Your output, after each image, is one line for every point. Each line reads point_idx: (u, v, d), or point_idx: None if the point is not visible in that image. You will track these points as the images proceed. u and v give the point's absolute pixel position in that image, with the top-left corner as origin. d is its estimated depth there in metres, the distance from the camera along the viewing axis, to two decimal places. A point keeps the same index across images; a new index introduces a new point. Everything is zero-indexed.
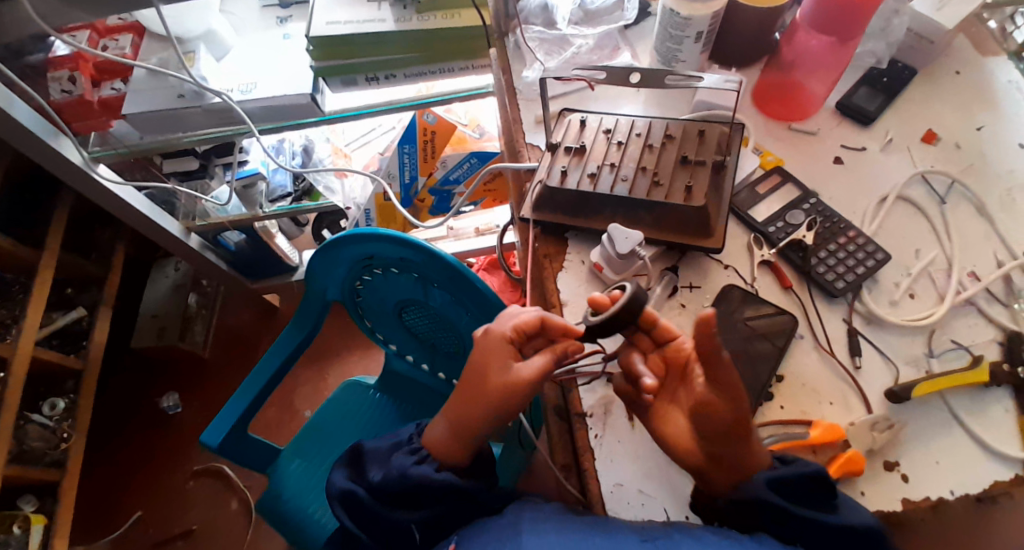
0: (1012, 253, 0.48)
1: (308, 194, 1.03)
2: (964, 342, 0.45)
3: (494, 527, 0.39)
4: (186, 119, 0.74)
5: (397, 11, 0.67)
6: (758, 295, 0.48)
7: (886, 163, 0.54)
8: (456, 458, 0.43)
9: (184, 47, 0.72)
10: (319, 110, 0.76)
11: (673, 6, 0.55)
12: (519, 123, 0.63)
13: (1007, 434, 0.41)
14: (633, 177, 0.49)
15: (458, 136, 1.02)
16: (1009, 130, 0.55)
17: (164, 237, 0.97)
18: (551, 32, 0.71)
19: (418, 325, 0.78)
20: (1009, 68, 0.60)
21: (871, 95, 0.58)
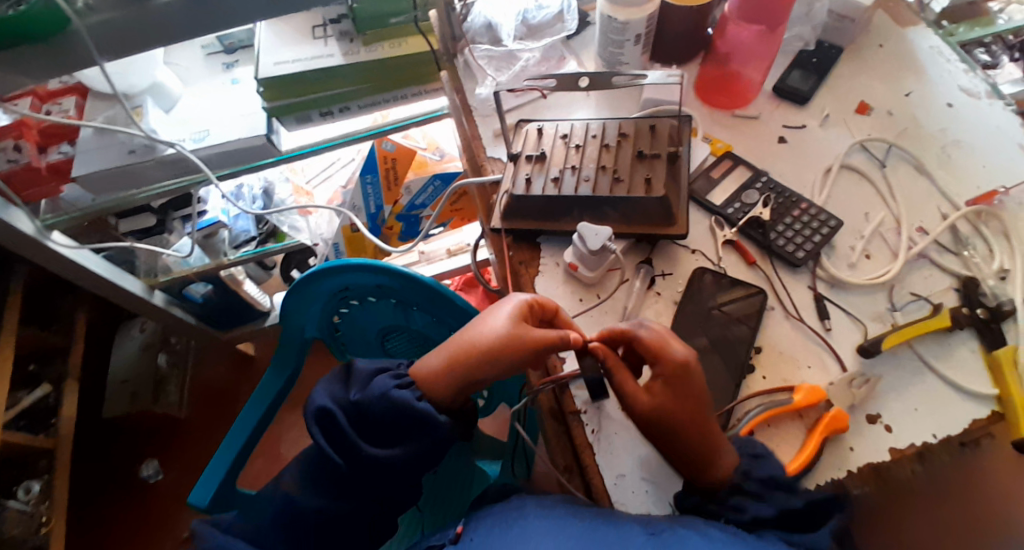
0: (954, 205, 0.52)
1: (273, 235, 1.02)
2: (923, 293, 0.48)
3: (498, 512, 0.40)
4: (141, 175, 0.73)
5: (344, 45, 0.68)
6: (727, 274, 0.50)
7: (826, 138, 0.58)
8: (429, 383, 0.43)
9: (131, 103, 0.72)
10: (276, 150, 0.76)
11: (609, 13, 0.58)
12: (478, 139, 0.64)
13: (975, 373, 0.44)
14: (595, 177, 0.51)
15: (418, 159, 1.03)
16: (936, 92, 0.59)
17: (127, 298, 0.94)
18: (498, 48, 0.73)
19: (400, 349, 0.83)
20: (929, 35, 0.64)
21: (804, 77, 0.61)
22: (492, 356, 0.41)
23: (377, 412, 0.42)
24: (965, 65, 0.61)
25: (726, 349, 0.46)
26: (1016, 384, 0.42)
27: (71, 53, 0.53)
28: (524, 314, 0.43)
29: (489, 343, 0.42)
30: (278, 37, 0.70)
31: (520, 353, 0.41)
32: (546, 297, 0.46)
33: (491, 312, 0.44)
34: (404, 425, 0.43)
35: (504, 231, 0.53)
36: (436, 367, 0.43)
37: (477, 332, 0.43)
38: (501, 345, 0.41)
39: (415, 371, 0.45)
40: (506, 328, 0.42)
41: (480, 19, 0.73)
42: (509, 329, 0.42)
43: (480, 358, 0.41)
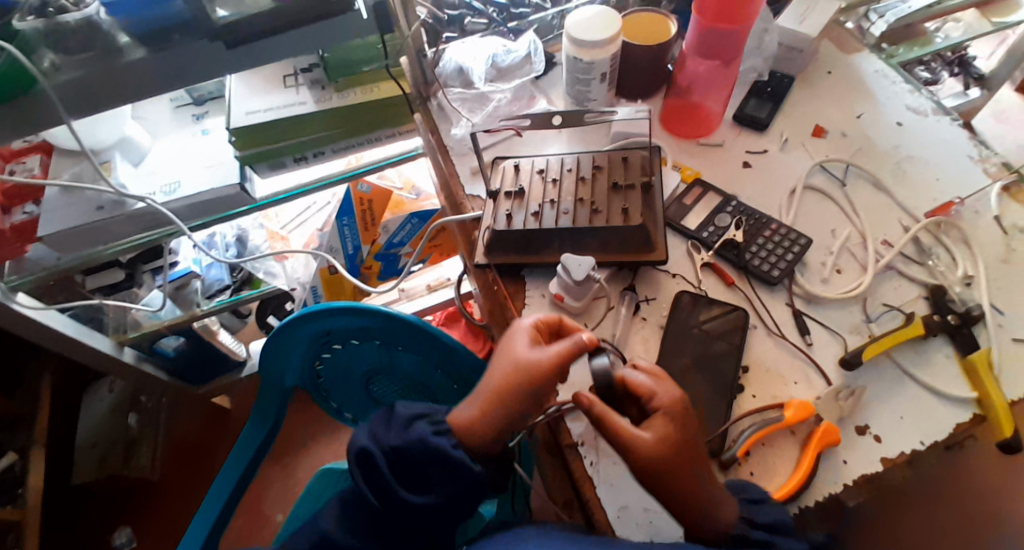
0: (913, 218, 0.55)
1: (248, 282, 1.00)
2: (895, 303, 0.50)
3: (499, 543, 0.40)
4: (110, 231, 0.72)
5: (315, 92, 0.69)
6: (707, 296, 0.51)
7: (788, 160, 0.61)
8: (465, 432, 0.41)
9: (98, 158, 0.71)
10: (251, 197, 0.75)
11: (574, 54, 0.60)
12: (456, 177, 0.65)
13: (953, 377, 0.46)
14: (573, 210, 0.52)
15: (395, 199, 1.04)
16: (884, 113, 0.63)
17: (95, 357, 0.91)
18: (470, 91, 0.73)
19: (386, 393, 0.81)
20: (873, 60, 0.69)
21: (761, 105, 0.65)
22: (518, 386, 0.40)
23: (414, 457, 0.42)
24: (909, 86, 0.66)
25: (715, 370, 0.47)
26: (993, 386, 0.44)
27: (38, 111, 0.54)
28: (533, 338, 0.43)
29: (508, 374, 0.41)
30: (248, 88, 0.70)
31: (545, 378, 0.40)
32: (546, 314, 0.45)
33: (502, 346, 0.43)
34: (441, 472, 0.42)
35: (491, 266, 0.54)
36: (467, 415, 0.42)
37: (494, 369, 0.42)
38: (522, 374, 0.40)
39: (450, 422, 0.43)
40: (521, 357, 0.41)
41: (450, 64, 0.73)
42: (526, 357, 0.41)
43: (509, 393, 0.40)
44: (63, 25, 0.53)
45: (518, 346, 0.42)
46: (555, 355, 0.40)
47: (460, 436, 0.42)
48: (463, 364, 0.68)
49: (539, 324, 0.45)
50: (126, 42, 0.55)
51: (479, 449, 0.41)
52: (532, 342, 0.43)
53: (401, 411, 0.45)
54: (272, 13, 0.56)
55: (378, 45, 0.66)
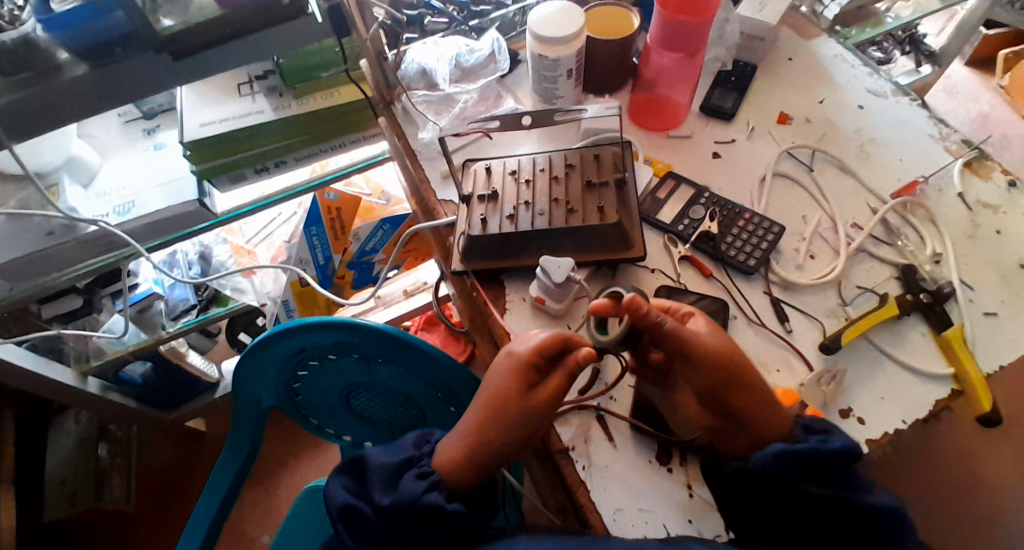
0: (880, 199, 0.56)
1: (215, 300, 0.98)
2: (868, 285, 0.51)
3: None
4: (62, 257, 0.68)
5: (273, 101, 0.66)
6: (686, 289, 0.52)
7: (756, 149, 0.61)
8: (456, 476, 0.43)
9: (45, 182, 0.67)
10: (211, 214, 0.72)
11: (539, 51, 0.59)
12: (426, 183, 0.64)
13: (928, 354, 0.47)
14: (549, 210, 0.52)
15: (364, 206, 1.01)
16: (846, 97, 0.65)
17: (55, 390, 0.86)
18: (434, 93, 0.70)
19: (367, 406, 0.79)
20: (831, 44, 0.70)
21: (726, 95, 0.65)
22: (511, 432, 0.42)
23: (407, 516, 0.43)
24: (867, 69, 0.67)
25: None
26: (967, 360, 0.45)
27: None
28: (528, 374, 0.43)
29: (505, 420, 0.42)
30: (204, 100, 0.67)
31: (536, 420, 0.42)
32: (545, 337, 0.43)
33: (494, 384, 0.43)
34: (439, 523, 0.43)
35: (471, 273, 0.53)
36: (458, 457, 0.43)
37: (487, 409, 0.43)
38: (516, 421, 0.41)
39: (435, 463, 0.44)
40: (516, 401, 0.42)
41: (413, 66, 0.71)
42: (520, 403, 0.42)
43: (502, 438, 0.42)
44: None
45: (513, 387, 0.42)
46: (548, 397, 0.41)
47: (448, 471, 0.43)
48: (444, 373, 0.66)
49: (536, 352, 0.43)
50: (66, 59, 0.52)
51: (465, 488, 0.44)
52: (525, 383, 0.43)
53: (379, 464, 0.47)
54: (223, 21, 0.53)
55: (336, 50, 0.64)
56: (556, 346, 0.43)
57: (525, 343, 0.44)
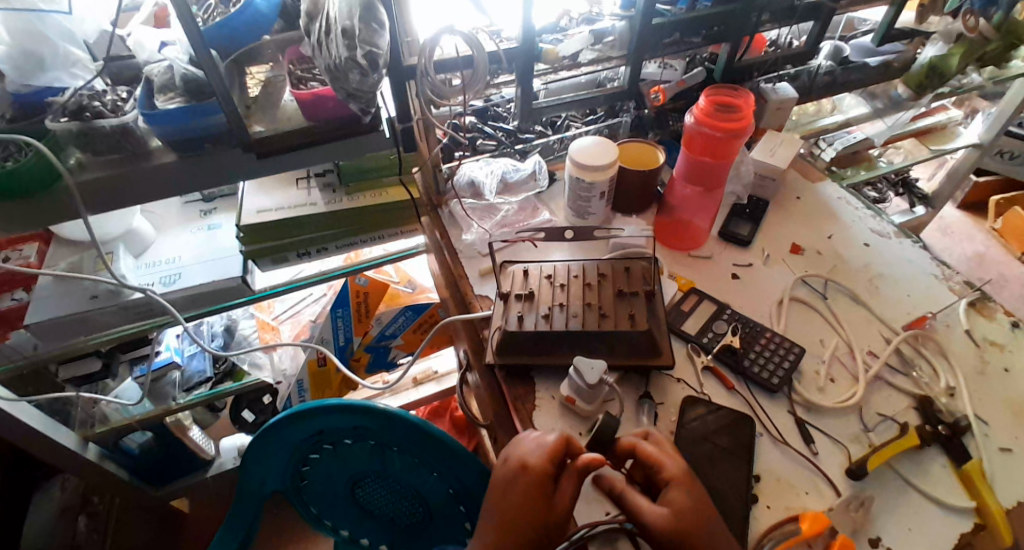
0: (893, 330, 0.59)
1: (230, 374, 0.97)
2: (888, 413, 0.53)
3: None
4: (100, 323, 0.72)
5: (326, 194, 0.73)
6: (711, 401, 0.53)
7: (773, 273, 0.66)
8: None
9: (103, 249, 0.71)
10: (250, 290, 0.76)
11: (577, 174, 0.66)
12: (466, 279, 0.69)
13: (952, 488, 0.48)
14: (582, 313, 0.55)
15: (391, 292, 1.05)
16: (852, 234, 0.71)
17: (54, 455, 0.84)
18: (480, 202, 0.78)
19: (371, 500, 0.77)
20: (835, 186, 0.78)
21: (743, 224, 0.71)
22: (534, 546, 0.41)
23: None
24: (870, 211, 0.74)
25: (728, 480, 0.47)
26: (989, 496, 0.46)
27: (59, 206, 0.58)
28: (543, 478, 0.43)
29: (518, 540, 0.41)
30: (261, 187, 0.74)
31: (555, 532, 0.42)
32: (556, 441, 0.45)
33: (515, 495, 0.42)
34: None
35: (503, 366, 0.56)
36: None
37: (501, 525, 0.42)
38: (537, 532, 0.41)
39: None
40: (537, 512, 0.42)
41: (465, 177, 0.79)
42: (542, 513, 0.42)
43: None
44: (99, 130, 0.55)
45: (534, 497, 0.42)
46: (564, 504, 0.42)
47: None
48: (459, 469, 0.65)
49: (550, 457, 0.44)
50: (157, 147, 0.60)
51: None
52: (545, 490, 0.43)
53: None
54: (309, 130, 0.61)
55: (392, 158, 0.72)
56: (564, 450, 0.45)
57: (538, 447, 0.45)
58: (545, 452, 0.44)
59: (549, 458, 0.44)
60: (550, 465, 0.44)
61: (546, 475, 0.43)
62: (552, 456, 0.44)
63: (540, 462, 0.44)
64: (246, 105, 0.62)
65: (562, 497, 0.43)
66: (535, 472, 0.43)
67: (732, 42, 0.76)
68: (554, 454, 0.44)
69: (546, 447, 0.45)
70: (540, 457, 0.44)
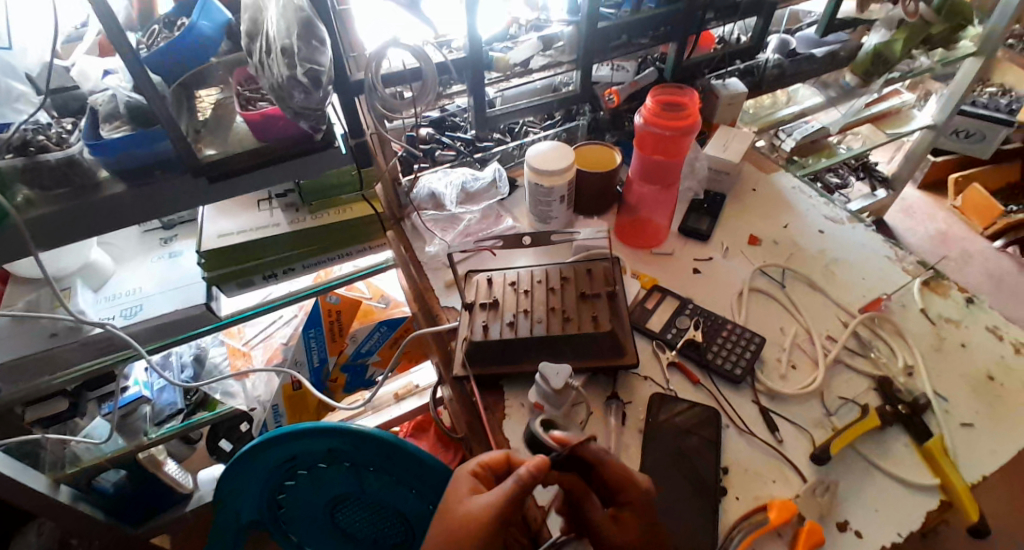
0: (850, 313, 0.60)
1: (205, 405, 0.94)
2: (850, 396, 0.54)
3: None
4: (60, 360, 0.69)
5: (289, 214, 0.72)
6: (677, 396, 0.54)
7: (733, 265, 0.67)
8: None
9: (59, 285, 0.69)
10: (216, 316, 0.73)
11: (535, 180, 0.66)
12: (431, 291, 0.68)
13: (914, 466, 0.49)
14: (546, 318, 0.55)
15: (364, 308, 1.05)
16: (808, 222, 0.72)
17: (27, 500, 0.80)
18: (442, 212, 0.78)
19: (351, 521, 0.76)
20: (791, 176, 0.79)
21: (702, 218, 0.72)
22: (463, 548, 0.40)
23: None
24: (824, 198, 0.75)
25: (694, 474, 0.48)
26: (951, 471, 0.47)
27: (6, 244, 0.55)
28: (474, 486, 0.44)
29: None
30: (221, 211, 0.73)
31: (486, 532, 0.40)
32: (490, 455, 0.47)
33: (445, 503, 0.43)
34: None
35: (471, 377, 0.55)
36: None
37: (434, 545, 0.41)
38: (460, 527, 0.40)
39: None
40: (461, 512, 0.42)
41: (424, 189, 0.79)
42: (466, 508, 0.41)
43: None
44: (44, 164, 0.54)
45: (457, 497, 0.43)
46: (494, 499, 0.41)
47: None
48: (438, 484, 0.64)
49: (482, 466, 0.46)
50: (106, 176, 0.59)
51: None
52: (472, 491, 0.43)
53: None
54: (261, 150, 0.59)
55: (353, 174, 0.71)
56: (502, 463, 0.46)
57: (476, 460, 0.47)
58: (476, 462, 0.46)
59: (479, 466, 0.45)
60: (478, 472, 0.45)
61: (472, 480, 0.44)
62: (481, 464, 0.46)
63: (468, 471, 0.45)
64: (195, 128, 0.61)
65: (488, 493, 0.42)
66: (462, 475, 0.45)
67: (678, 42, 0.77)
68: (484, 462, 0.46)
69: (480, 460, 0.46)
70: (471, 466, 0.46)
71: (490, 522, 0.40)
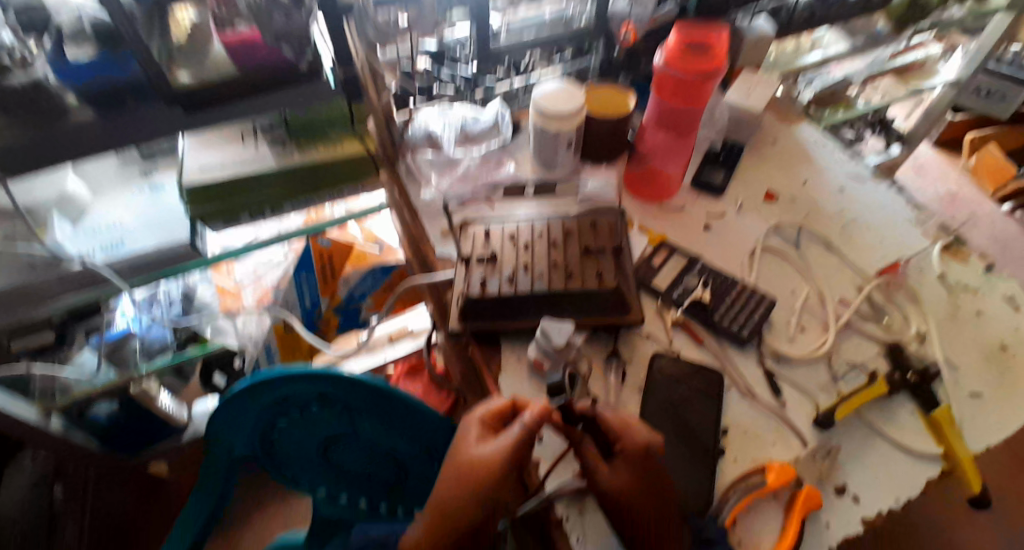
0: (865, 276, 0.58)
1: (194, 340, 0.90)
2: (858, 361, 0.52)
3: None
4: (40, 294, 0.66)
5: (275, 150, 0.67)
6: (680, 357, 0.52)
7: (745, 222, 0.63)
8: None
9: (35, 217, 0.65)
10: (202, 256, 0.71)
11: (541, 123, 0.62)
12: (427, 240, 0.65)
13: (918, 434, 0.48)
14: (547, 274, 0.53)
15: (357, 252, 0.98)
16: (828, 178, 0.68)
17: (18, 429, 0.81)
18: (440, 156, 0.73)
19: (346, 461, 0.75)
20: (812, 128, 0.74)
21: (717, 171, 0.68)
22: (472, 495, 0.39)
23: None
24: (847, 154, 0.71)
25: (694, 435, 0.46)
26: (955, 441, 0.46)
27: None
28: (484, 433, 0.43)
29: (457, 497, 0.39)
30: (202, 144, 0.67)
31: (494, 479, 0.39)
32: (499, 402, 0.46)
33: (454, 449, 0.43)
34: None
35: (467, 335, 0.53)
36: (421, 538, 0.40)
37: (444, 489, 0.40)
38: (469, 473, 0.40)
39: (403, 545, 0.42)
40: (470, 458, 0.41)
41: (420, 127, 0.74)
42: (476, 455, 0.40)
43: (459, 504, 0.39)
44: (7, 87, 0.48)
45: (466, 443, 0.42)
46: (504, 447, 0.40)
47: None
48: (433, 432, 0.64)
49: (492, 413, 0.45)
50: (75, 103, 0.52)
51: None
52: (482, 438, 0.43)
53: None
54: (241, 79, 0.53)
55: (341, 109, 0.64)
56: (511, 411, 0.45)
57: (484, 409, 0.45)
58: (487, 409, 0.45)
59: (489, 414, 0.44)
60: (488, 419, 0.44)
61: (481, 426, 0.43)
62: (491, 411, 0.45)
63: (477, 417, 0.44)
64: (167, 51, 0.53)
65: (498, 440, 0.41)
66: (472, 422, 0.44)
67: None
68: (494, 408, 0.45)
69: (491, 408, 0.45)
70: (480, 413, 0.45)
71: (499, 469, 0.39)
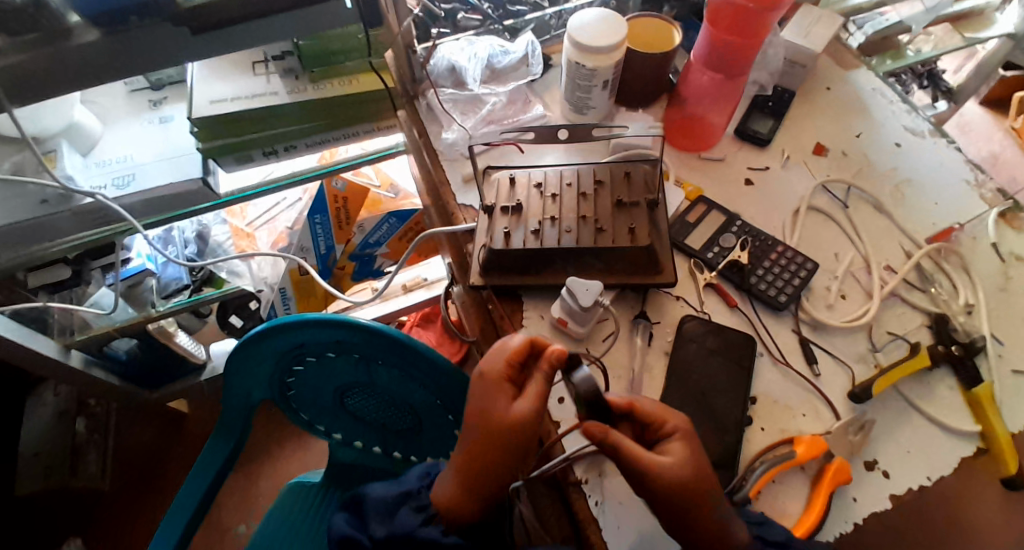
0: (915, 242, 0.54)
1: (210, 281, 0.91)
2: (899, 332, 0.49)
3: None
4: (52, 228, 0.64)
5: (288, 82, 0.63)
6: (712, 321, 0.50)
7: (790, 178, 0.59)
8: (459, 514, 0.41)
9: (42, 148, 0.61)
10: (214, 193, 0.67)
11: (577, 59, 0.56)
12: (447, 185, 0.62)
13: (957, 411, 0.46)
14: (577, 228, 0.49)
15: (372, 198, 0.97)
16: (883, 133, 0.63)
17: (38, 362, 0.80)
18: (463, 92, 0.68)
19: (362, 407, 0.75)
20: (870, 76, 0.68)
21: (763, 120, 0.63)
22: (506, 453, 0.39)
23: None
24: (906, 106, 0.65)
25: (723, 403, 0.45)
26: (996, 419, 0.44)
27: None
28: (507, 388, 0.41)
29: (492, 458, 0.40)
30: (213, 71, 0.63)
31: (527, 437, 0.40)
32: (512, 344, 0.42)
33: (477, 405, 0.41)
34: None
35: (488, 288, 0.51)
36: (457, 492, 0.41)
37: (476, 450, 0.40)
38: (502, 437, 0.39)
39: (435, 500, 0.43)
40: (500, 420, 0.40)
41: (442, 62, 0.69)
42: (507, 418, 0.40)
43: (495, 463, 0.40)
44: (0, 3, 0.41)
45: (491, 402, 0.41)
46: (535, 407, 0.39)
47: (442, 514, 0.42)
48: (450, 384, 0.63)
49: (509, 361, 0.42)
50: (78, 22, 0.45)
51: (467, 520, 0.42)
52: (507, 394, 0.41)
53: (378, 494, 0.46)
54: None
55: (360, 38, 0.60)
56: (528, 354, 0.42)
57: (499, 355, 0.42)
58: (502, 358, 0.42)
59: (507, 365, 0.42)
60: (507, 371, 0.42)
61: (501, 381, 0.41)
62: (509, 361, 0.42)
63: (495, 370, 0.42)
64: None
65: (525, 398, 0.40)
66: (491, 379, 0.41)
67: None
68: (511, 359, 0.42)
69: (506, 356, 0.42)
70: (497, 364, 0.42)
71: (532, 428, 0.39)
